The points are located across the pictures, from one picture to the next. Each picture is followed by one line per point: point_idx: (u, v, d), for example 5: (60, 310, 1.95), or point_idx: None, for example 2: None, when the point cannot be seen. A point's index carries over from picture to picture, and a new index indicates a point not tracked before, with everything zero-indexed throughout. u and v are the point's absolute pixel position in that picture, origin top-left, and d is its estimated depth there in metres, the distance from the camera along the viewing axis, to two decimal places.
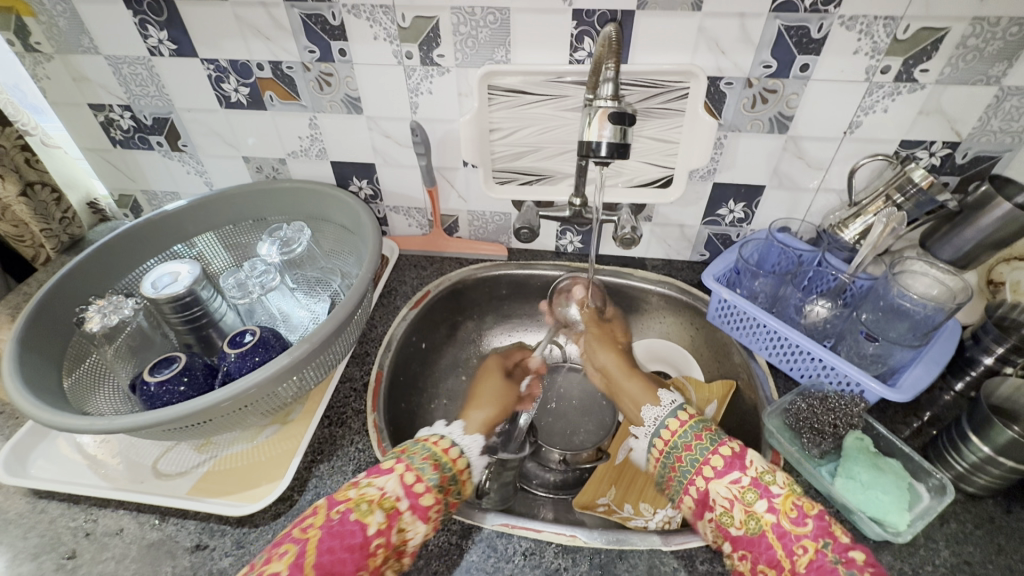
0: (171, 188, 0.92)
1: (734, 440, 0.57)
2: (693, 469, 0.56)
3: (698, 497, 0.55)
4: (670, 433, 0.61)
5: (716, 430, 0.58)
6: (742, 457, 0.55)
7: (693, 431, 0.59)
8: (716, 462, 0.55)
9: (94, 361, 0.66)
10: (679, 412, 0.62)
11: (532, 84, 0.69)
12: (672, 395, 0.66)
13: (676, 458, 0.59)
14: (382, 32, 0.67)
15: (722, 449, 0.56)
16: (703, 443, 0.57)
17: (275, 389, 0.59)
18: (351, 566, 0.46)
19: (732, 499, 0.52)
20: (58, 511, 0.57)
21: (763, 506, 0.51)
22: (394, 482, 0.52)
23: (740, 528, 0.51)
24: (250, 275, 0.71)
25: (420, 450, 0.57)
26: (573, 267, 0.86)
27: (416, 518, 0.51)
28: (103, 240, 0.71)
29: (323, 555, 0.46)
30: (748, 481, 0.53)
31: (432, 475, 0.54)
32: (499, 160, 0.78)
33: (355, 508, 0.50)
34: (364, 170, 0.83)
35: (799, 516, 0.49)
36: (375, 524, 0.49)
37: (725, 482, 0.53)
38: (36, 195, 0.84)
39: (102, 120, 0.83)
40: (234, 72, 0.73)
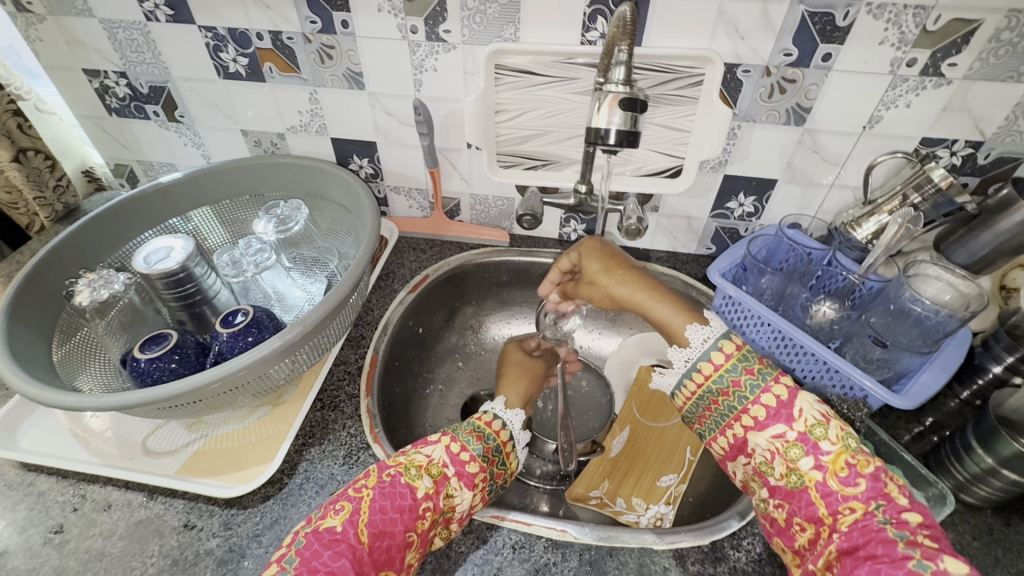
0: (168, 159, 0.90)
1: (781, 381, 0.52)
2: (730, 415, 0.53)
3: (735, 443, 0.53)
4: (703, 375, 0.55)
5: (760, 371, 0.53)
6: (789, 406, 0.50)
7: (731, 375, 0.53)
8: (758, 413, 0.51)
9: (85, 335, 0.65)
10: (713, 351, 0.55)
11: (541, 64, 0.66)
12: (700, 327, 0.56)
13: (713, 401, 0.54)
14: (387, 4, 0.64)
15: (765, 398, 0.51)
16: (744, 389, 0.52)
17: (266, 371, 0.58)
18: (401, 527, 0.47)
19: (773, 452, 0.49)
20: (47, 484, 0.57)
21: (809, 463, 0.48)
22: (441, 451, 0.53)
23: (780, 479, 0.49)
24: (244, 253, 0.70)
25: (461, 425, 0.57)
26: None
27: (463, 485, 0.52)
28: (94, 213, 0.69)
29: (375, 515, 0.47)
30: (794, 436, 0.49)
31: (476, 444, 0.55)
32: (504, 144, 0.75)
33: (404, 472, 0.50)
34: (365, 148, 0.81)
35: (850, 476, 0.47)
36: (423, 488, 0.50)
37: (767, 435, 0.50)
38: (29, 161, 0.83)
39: (97, 87, 0.80)
40: (233, 41, 0.71)
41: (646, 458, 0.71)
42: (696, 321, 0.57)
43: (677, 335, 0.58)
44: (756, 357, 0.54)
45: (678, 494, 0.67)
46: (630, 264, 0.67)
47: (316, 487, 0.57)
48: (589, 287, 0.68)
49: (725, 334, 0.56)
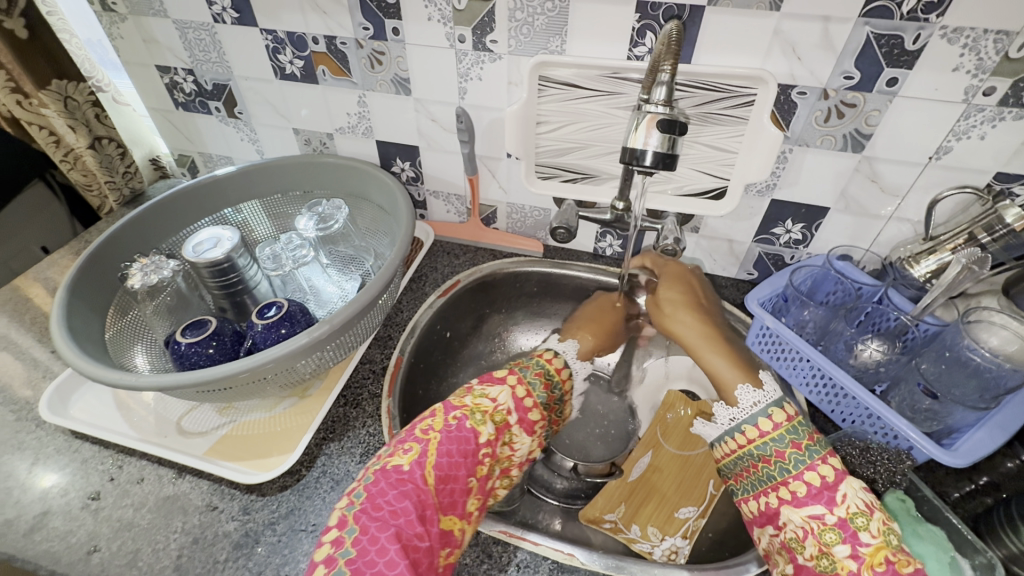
0: (225, 151, 0.95)
1: (829, 462, 0.50)
2: (767, 483, 0.51)
3: (766, 511, 0.51)
4: (746, 438, 0.54)
5: (809, 448, 0.51)
6: (833, 489, 0.48)
7: (776, 444, 0.52)
8: (798, 488, 0.49)
9: (135, 315, 0.69)
10: (761, 417, 0.54)
11: (586, 78, 0.65)
12: (750, 389, 0.57)
13: (751, 464, 0.53)
14: (437, 13, 0.65)
15: (809, 476, 0.49)
16: (787, 461, 0.51)
17: (295, 364, 0.60)
18: (463, 471, 0.49)
19: (806, 531, 0.47)
20: (91, 452, 0.61)
21: (845, 551, 0.45)
22: (507, 396, 0.54)
23: (809, 559, 0.46)
24: (285, 248, 0.73)
25: (531, 365, 0.60)
26: (609, 271, 0.82)
27: (523, 431, 0.54)
28: (153, 201, 0.74)
29: (442, 458, 0.48)
30: (833, 520, 0.46)
31: (540, 392, 0.57)
32: (544, 155, 0.75)
33: (470, 416, 0.51)
34: (408, 152, 0.83)
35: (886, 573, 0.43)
36: (486, 434, 0.51)
37: (804, 513, 0.48)
38: (103, 149, 0.91)
39: (167, 82, 0.86)
40: (290, 44, 0.74)
41: (666, 487, 0.69)
42: (748, 381, 0.58)
43: (727, 390, 0.60)
44: (806, 431, 0.52)
45: (697, 529, 0.64)
46: (704, 305, 0.70)
47: (332, 482, 0.58)
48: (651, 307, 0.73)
49: (778, 401, 0.55)
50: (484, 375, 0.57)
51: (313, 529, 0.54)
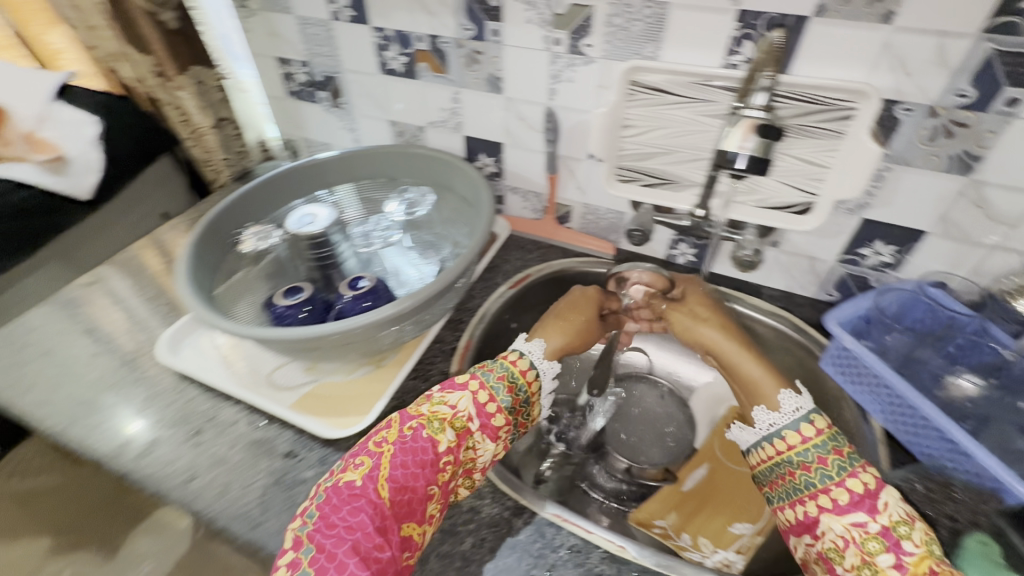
0: (325, 138, 1.03)
1: (868, 470, 0.51)
2: (804, 492, 0.52)
3: (804, 521, 0.51)
4: (788, 444, 0.55)
5: (850, 455, 0.52)
6: (874, 497, 0.49)
7: (819, 451, 0.53)
8: (840, 496, 0.50)
9: (240, 277, 0.75)
10: (803, 423, 0.55)
11: (676, 84, 0.66)
12: (792, 394, 0.58)
13: (790, 471, 0.54)
14: (537, 17, 0.69)
15: (851, 483, 0.50)
16: (829, 467, 0.52)
17: (376, 334, 0.64)
18: (422, 481, 0.50)
19: (848, 540, 0.48)
20: (194, 393, 0.69)
21: (889, 560, 0.46)
22: (467, 402, 0.55)
23: (849, 569, 0.47)
24: (376, 228, 0.82)
25: (494, 368, 0.60)
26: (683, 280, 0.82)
27: (486, 437, 0.55)
28: (264, 177, 0.82)
29: (396, 471, 0.49)
30: (876, 528, 0.48)
31: (505, 397, 0.57)
32: (626, 158, 0.75)
33: (427, 425, 0.53)
34: (492, 148, 0.86)
35: None
36: (445, 442, 0.52)
37: (846, 521, 0.49)
38: (225, 128, 1.04)
39: (284, 72, 0.95)
40: (397, 41, 0.80)
41: (721, 498, 0.68)
42: (788, 387, 0.59)
43: (765, 396, 0.60)
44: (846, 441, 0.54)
45: (752, 545, 0.63)
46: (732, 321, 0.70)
47: None
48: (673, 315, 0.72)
49: (804, 418, 0.56)
50: (447, 381, 0.59)
51: None
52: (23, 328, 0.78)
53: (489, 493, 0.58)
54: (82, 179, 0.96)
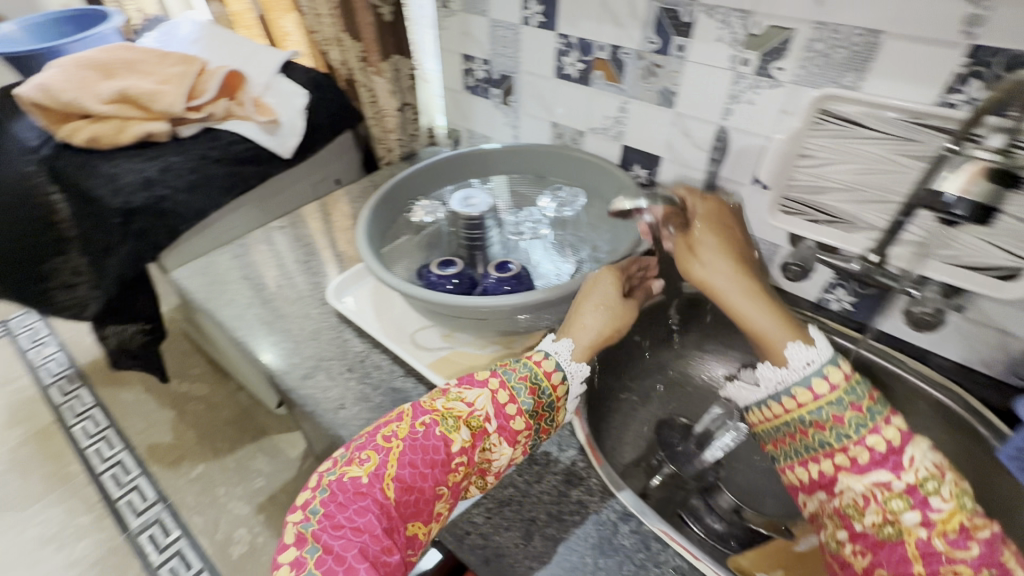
0: (487, 132, 1.11)
1: (890, 423, 0.50)
2: (821, 450, 0.50)
3: (820, 480, 0.50)
4: (798, 402, 0.52)
5: (869, 410, 0.50)
6: (900, 453, 0.48)
7: (833, 410, 0.50)
8: (861, 455, 0.49)
9: (404, 241, 0.84)
10: (816, 378, 0.51)
11: (874, 118, 0.62)
12: (811, 334, 0.54)
13: (801, 430, 0.52)
14: (729, 36, 0.68)
15: (872, 441, 0.49)
16: (846, 426, 0.50)
17: (516, 316, 0.68)
18: (430, 482, 0.50)
19: (870, 500, 0.47)
20: (350, 336, 0.79)
21: (914, 518, 0.46)
22: (485, 400, 0.55)
23: (871, 527, 0.47)
24: (526, 218, 0.88)
25: (518, 366, 0.58)
26: (841, 331, 0.75)
27: (503, 440, 0.54)
28: (434, 159, 0.90)
29: (404, 470, 0.50)
30: (901, 487, 0.47)
31: (526, 398, 0.56)
32: (797, 189, 0.71)
33: (440, 421, 0.53)
34: (649, 161, 0.87)
35: (959, 538, 0.45)
36: (460, 442, 0.52)
37: (867, 481, 0.48)
38: (405, 112, 1.16)
39: (466, 68, 1.04)
40: (578, 49, 0.84)
41: None
42: (798, 338, 0.54)
43: (773, 350, 0.55)
44: (865, 393, 0.51)
45: None
46: (744, 250, 0.62)
47: None
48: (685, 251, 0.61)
49: (834, 359, 0.52)
50: (465, 376, 0.58)
51: None
52: (228, 254, 0.94)
53: (599, 491, 0.59)
54: (285, 141, 1.12)
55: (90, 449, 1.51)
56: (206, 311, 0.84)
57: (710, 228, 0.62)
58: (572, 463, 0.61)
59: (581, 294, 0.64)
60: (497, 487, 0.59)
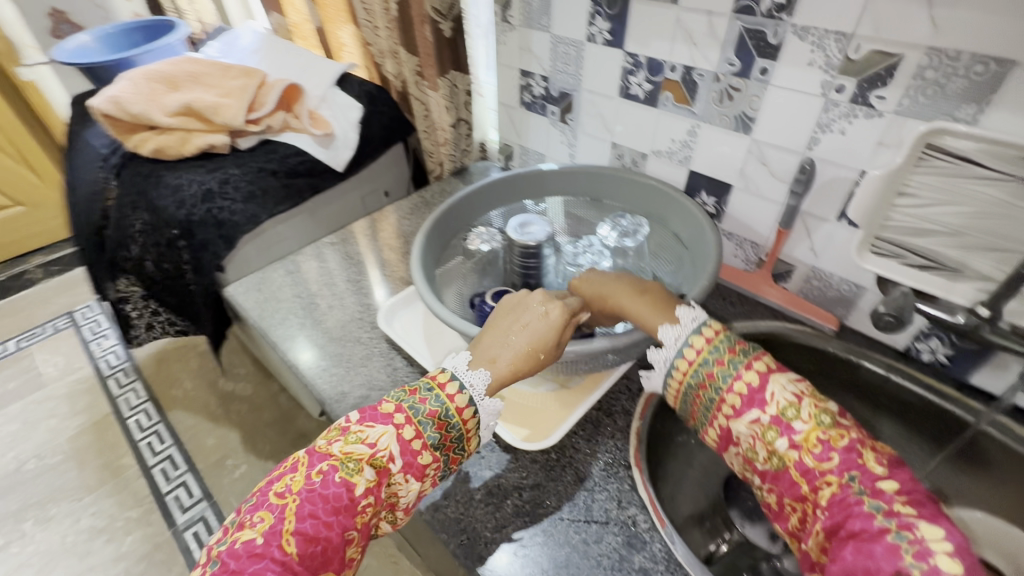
0: (542, 149, 1.07)
1: (755, 363, 0.50)
2: (712, 407, 0.51)
3: (722, 433, 0.51)
4: (680, 371, 0.54)
5: (732, 360, 0.51)
6: (760, 391, 0.48)
7: (704, 368, 0.52)
8: (733, 402, 0.49)
9: (455, 265, 0.81)
10: (693, 335, 0.54)
11: (996, 157, 0.54)
12: (687, 308, 0.57)
13: (698, 389, 0.53)
14: (822, 59, 0.62)
15: (736, 386, 0.50)
16: (717, 379, 0.51)
17: (580, 360, 0.64)
18: (336, 530, 0.46)
19: (752, 439, 0.48)
20: (400, 364, 0.77)
21: (784, 444, 0.46)
22: (389, 439, 0.50)
23: (765, 463, 0.48)
24: (587, 249, 0.83)
25: (429, 398, 0.53)
26: (955, 398, 0.66)
27: (410, 476, 0.51)
28: (492, 179, 0.87)
29: (303, 522, 0.45)
30: (768, 419, 0.47)
31: (433, 433, 0.52)
32: (891, 230, 0.63)
33: (340, 465, 0.48)
34: (718, 188, 0.81)
35: (823, 451, 0.44)
36: (363, 484, 0.48)
37: (745, 421, 0.48)
38: (459, 128, 1.14)
39: (523, 83, 1.01)
40: (646, 68, 0.79)
41: None
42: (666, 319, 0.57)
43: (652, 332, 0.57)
44: (730, 342, 0.53)
45: None
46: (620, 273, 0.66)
47: (576, 477, 0.61)
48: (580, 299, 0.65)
49: (698, 329, 0.54)
50: (368, 410, 0.53)
51: (546, 512, 0.58)
52: (281, 270, 0.94)
53: (664, 560, 0.54)
54: (339, 154, 1.13)
55: (142, 443, 1.56)
56: (259, 330, 0.84)
57: (599, 275, 0.65)
58: (632, 524, 0.57)
59: (493, 322, 0.61)
60: (553, 546, 0.55)
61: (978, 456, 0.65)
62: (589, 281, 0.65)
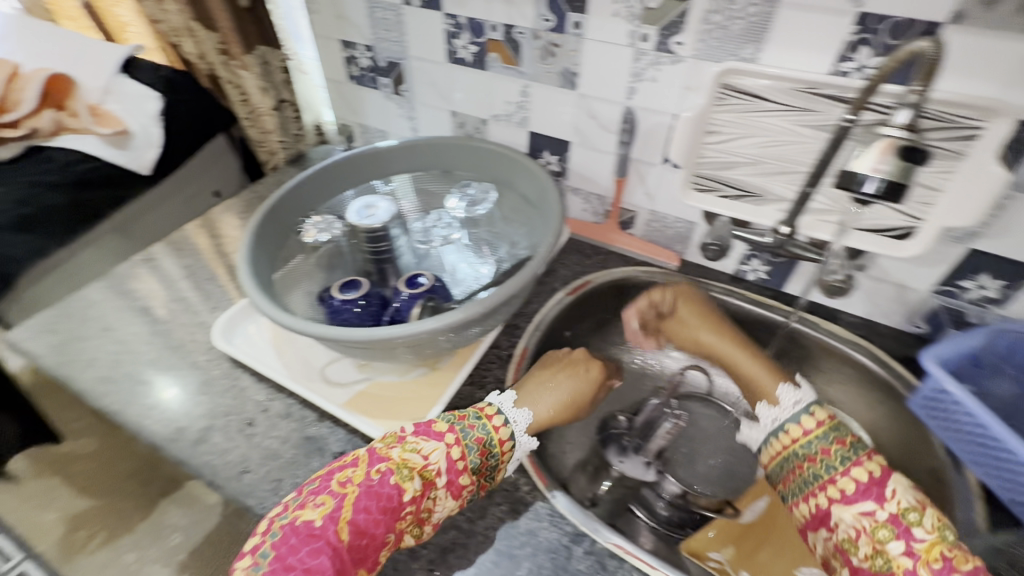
0: (382, 125, 1.01)
1: (873, 460, 0.52)
2: (815, 483, 0.52)
3: (817, 514, 0.51)
4: (791, 437, 0.56)
5: (852, 445, 0.53)
6: (881, 484, 0.50)
7: (821, 442, 0.54)
8: (846, 486, 0.50)
9: (298, 263, 0.74)
10: (804, 415, 0.56)
11: (777, 91, 0.60)
12: (791, 389, 0.59)
13: (797, 464, 0.54)
14: (625, 10, 0.64)
15: (856, 472, 0.51)
16: (832, 458, 0.52)
17: (438, 337, 0.61)
18: (382, 529, 0.46)
19: (859, 529, 0.48)
20: (248, 382, 0.68)
21: (899, 547, 0.46)
22: (440, 454, 0.50)
23: (864, 559, 0.48)
24: (436, 225, 0.80)
25: (477, 426, 0.54)
26: (770, 304, 0.76)
27: (449, 495, 0.50)
28: (324, 163, 0.79)
29: (358, 514, 0.46)
30: (884, 516, 0.48)
31: (475, 458, 0.52)
32: (707, 166, 0.70)
33: (395, 470, 0.48)
34: (558, 146, 0.82)
35: (944, 568, 0.44)
36: (411, 492, 0.48)
37: (855, 510, 0.49)
38: (285, 110, 1.04)
39: (346, 56, 0.93)
40: (469, 30, 0.77)
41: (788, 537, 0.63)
42: (788, 382, 0.60)
43: (768, 394, 0.62)
44: (847, 431, 0.55)
45: None
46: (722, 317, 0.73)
47: None
48: (676, 331, 0.73)
49: (807, 409, 0.57)
50: (423, 423, 0.53)
51: None
52: (82, 300, 0.78)
53: (547, 516, 0.55)
54: (142, 155, 0.96)
55: None
56: (60, 378, 0.69)
57: (697, 313, 0.72)
58: (515, 489, 0.57)
59: (536, 370, 0.63)
60: (438, 532, 0.54)
61: (797, 354, 0.76)
62: (689, 322, 0.72)
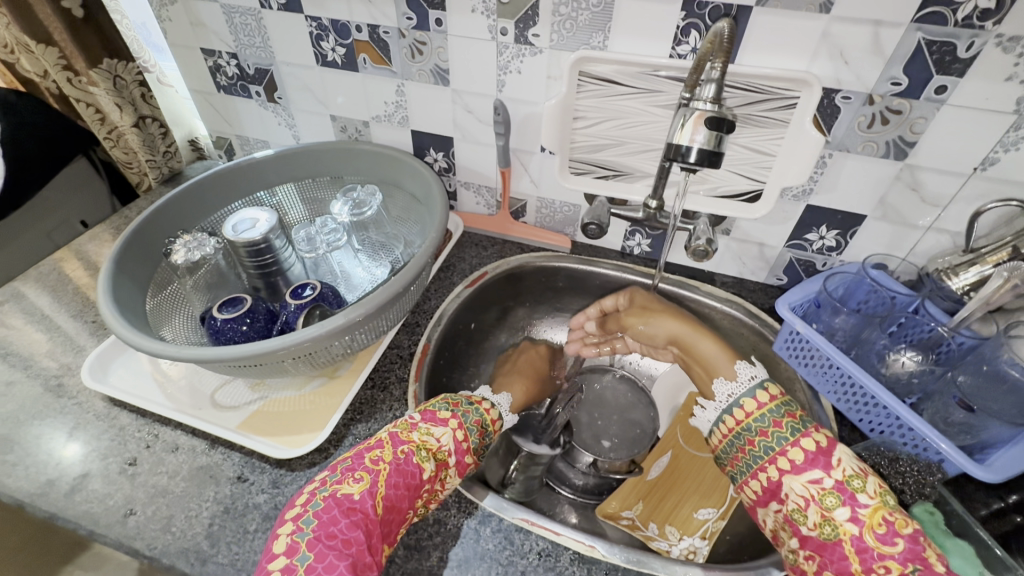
0: (262, 135, 0.97)
1: (821, 431, 0.54)
2: (764, 458, 0.54)
3: (769, 488, 0.53)
4: (744, 412, 0.57)
5: (801, 419, 0.55)
6: (828, 454, 0.51)
7: (771, 416, 0.56)
8: (796, 456, 0.52)
9: (174, 289, 0.71)
10: (758, 390, 0.58)
11: (626, 75, 0.65)
12: (747, 365, 0.61)
13: (748, 440, 0.56)
14: (481, 6, 0.66)
15: (804, 442, 0.53)
16: (783, 431, 0.54)
17: (329, 345, 0.60)
18: (406, 503, 0.50)
19: (808, 498, 0.50)
20: (128, 420, 0.63)
21: (845, 514, 0.48)
22: (449, 437, 0.55)
23: (813, 528, 0.49)
24: (320, 232, 0.74)
25: (472, 410, 0.59)
26: (641, 270, 0.82)
27: (457, 475, 0.55)
28: (198, 177, 0.75)
29: (392, 489, 0.49)
30: (831, 483, 0.50)
31: (477, 440, 0.57)
32: (579, 150, 0.75)
33: (416, 451, 0.52)
34: (442, 143, 0.83)
35: (887, 534, 0.46)
36: (429, 471, 0.52)
37: (804, 480, 0.51)
38: (147, 127, 0.96)
39: (211, 65, 0.88)
40: (334, 31, 0.75)
41: (686, 485, 0.69)
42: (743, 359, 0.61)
43: (723, 370, 0.62)
44: (797, 406, 0.57)
45: (716, 530, 0.64)
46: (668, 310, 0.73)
47: None
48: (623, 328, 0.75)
49: (755, 389, 0.58)
50: (427, 411, 0.57)
51: None
52: None
53: (456, 503, 0.57)
54: None
55: None
56: None
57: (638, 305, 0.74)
58: None
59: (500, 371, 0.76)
60: None
61: None
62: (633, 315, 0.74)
